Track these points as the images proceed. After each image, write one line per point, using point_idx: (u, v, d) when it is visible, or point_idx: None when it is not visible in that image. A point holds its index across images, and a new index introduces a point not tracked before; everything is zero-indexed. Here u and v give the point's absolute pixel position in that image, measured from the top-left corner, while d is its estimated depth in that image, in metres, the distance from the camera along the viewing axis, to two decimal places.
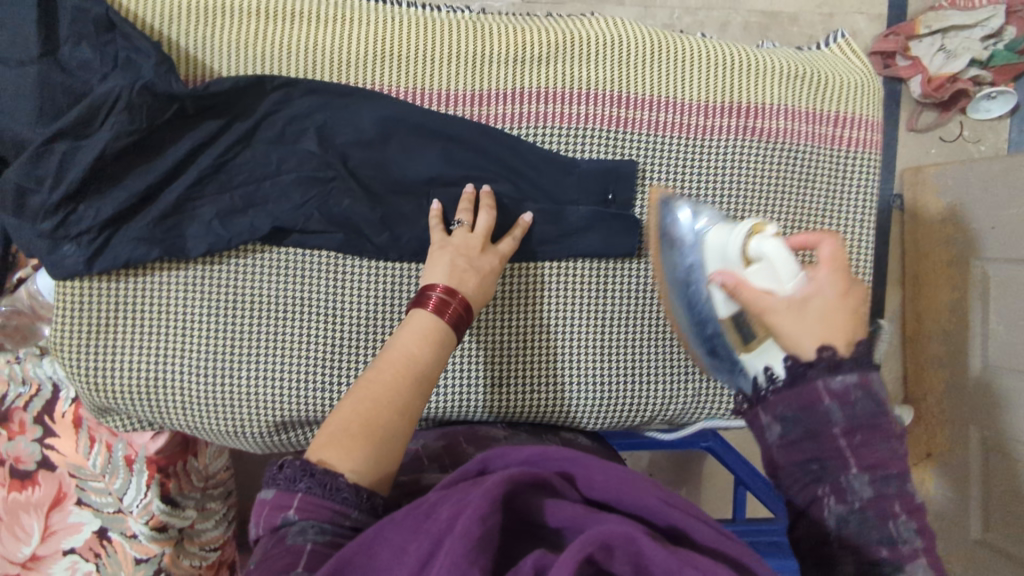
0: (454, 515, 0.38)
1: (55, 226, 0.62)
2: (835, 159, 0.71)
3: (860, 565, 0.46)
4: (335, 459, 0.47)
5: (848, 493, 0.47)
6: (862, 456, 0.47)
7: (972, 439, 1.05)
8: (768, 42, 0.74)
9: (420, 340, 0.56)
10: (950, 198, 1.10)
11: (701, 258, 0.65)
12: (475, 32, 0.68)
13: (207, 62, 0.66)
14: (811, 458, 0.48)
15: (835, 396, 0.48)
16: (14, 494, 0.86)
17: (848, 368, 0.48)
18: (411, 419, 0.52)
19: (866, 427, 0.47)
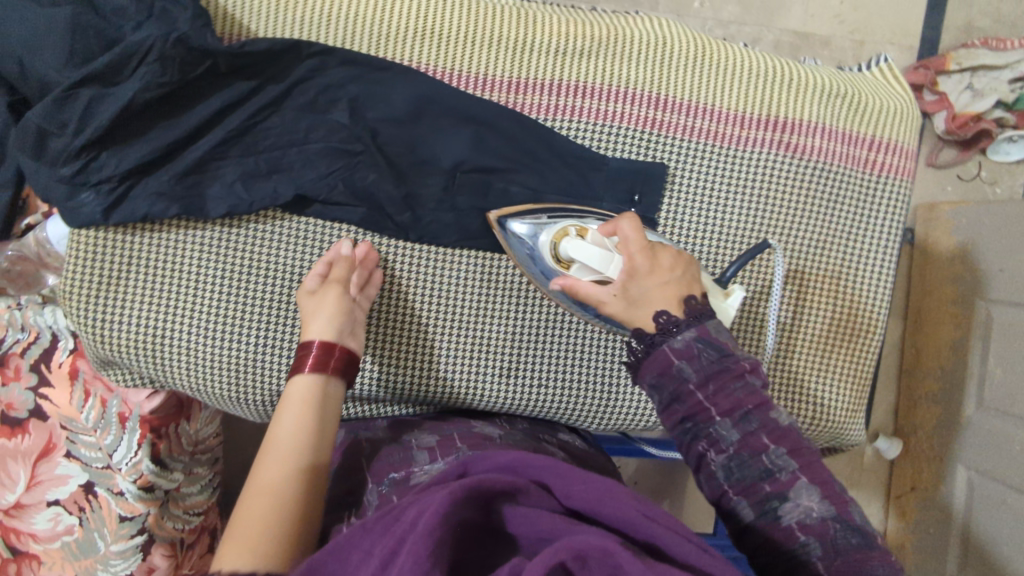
0: (418, 515, 0.38)
1: (75, 172, 0.61)
2: (865, 182, 0.70)
3: (734, 481, 0.48)
4: (229, 562, 0.47)
5: (704, 414, 0.49)
6: (714, 395, 0.49)
7: (957, 479, 1.05)
8: (810, 59, 0.74)
9: (292, 413, 0.58)
10: (963, 236, 1.09)
11: (550, 269, 0.63)
12: (518, 17, 0.67)
13: (245, 21, 0.65)
14: (683, 416, 0.50)
15: (681, 355, 0.50)
16: (3, 441, 0.85)
17: (686, 326, 0.52)
18: (306, 496, 0.53)
19: (716, 374, 0.49)
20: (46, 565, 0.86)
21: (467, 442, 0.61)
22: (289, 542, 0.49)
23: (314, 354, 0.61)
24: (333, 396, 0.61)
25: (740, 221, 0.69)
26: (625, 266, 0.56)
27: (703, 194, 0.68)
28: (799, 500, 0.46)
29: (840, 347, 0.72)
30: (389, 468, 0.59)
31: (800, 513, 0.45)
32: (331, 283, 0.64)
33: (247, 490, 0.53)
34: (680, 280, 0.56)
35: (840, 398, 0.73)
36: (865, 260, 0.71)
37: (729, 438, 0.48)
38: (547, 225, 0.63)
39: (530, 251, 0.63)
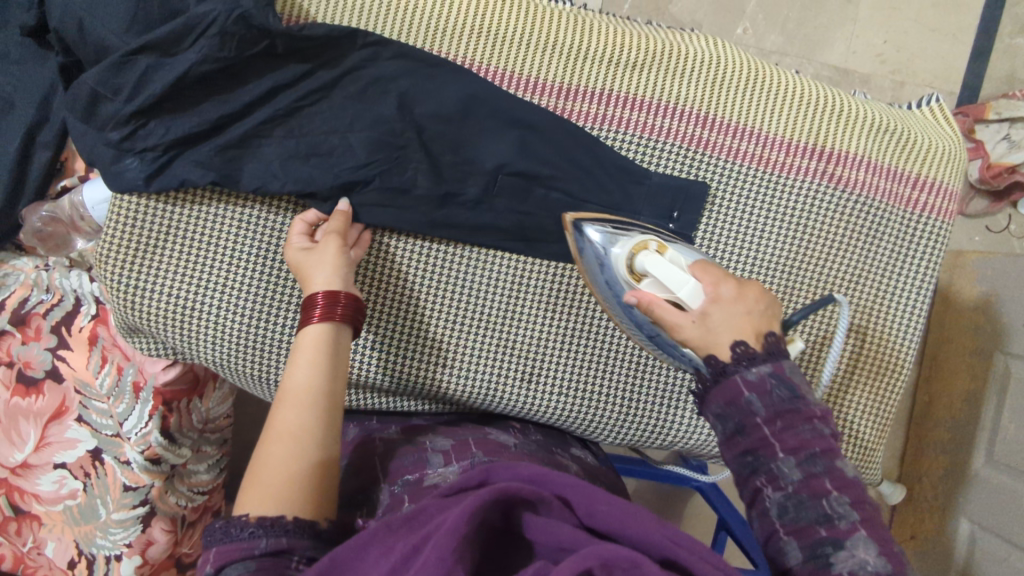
0: (445, 518, 0.38)
1: (123, 137, 0.61)
2: (907, 220, 0.70)
3: (787, 521, 0.46)
4: (252, 507, 0.48)
5: (768, 449, 0.48)
6: (781, 431, 0.47)
7: (960, 533, 1.03)
8: (861, 92, 0.74)
9: (306, 359, 0.56)
10: (986, 286, 1.07)
11: (621, 281, 0.62)
12: (575, 25, 0.67)
13: (304, 3, 0.65)
14: (746, 448, 0.49)
15: (753, 388, 0.49)
16: (16, 399, 0.85)
17: (761, 361, 0.50)
18: (326, 439, 0.53)
19: (784, 412, 0.48)
20: (46, 527, 0.88)
21: (483, 449, 0.61)
22: (315, 485, 0.50)
23: (319, 305, 0.59)
24: (344, 341, 0.59)
25: (776, 248, 0.68)
26: (709, 294, 0.54)
27: (742, 218, 0.68)
28: (855, 551, 0.43)
29: (864, 385, 0.71)
30: (405, 471, 0.58)
31: (854, 563, 0.43)
32: (330, 237, 0.63)
33: (267, 433, 0.52)
34: (761, 316, 0.54)
35: (860, 436, 0.72)
36: (898, 299, 0.71)
37: (791, 477, 0.47)
38: (625, 239, 0.63)
39: (606, 260, 0.63)
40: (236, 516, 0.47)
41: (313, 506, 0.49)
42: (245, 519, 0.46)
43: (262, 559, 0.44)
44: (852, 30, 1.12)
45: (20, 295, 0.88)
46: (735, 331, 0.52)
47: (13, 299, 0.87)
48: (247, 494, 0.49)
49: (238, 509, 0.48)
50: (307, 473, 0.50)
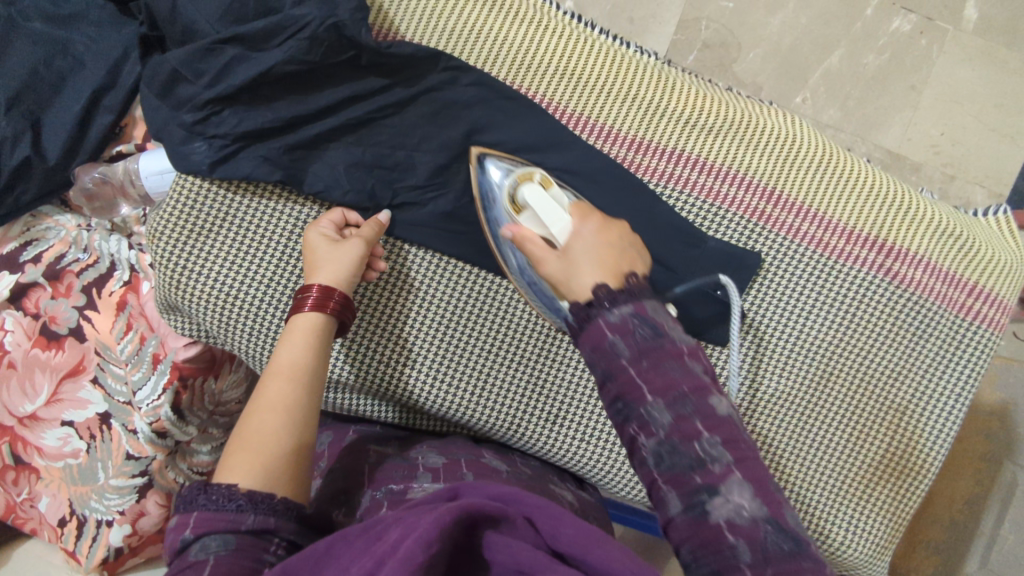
0: (402, 538, 0.35)
1: (197, 120, 0.61)
2: (956, 327, 0.69)
3: (663, 469, 0.44)
4: (237, 476, 0.46)
5: (636, 393, 0.45)
6: (646, 370, 0.45)
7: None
8: (929, 191, 0.74)
9: (296, 342, 0.56)
10: (1007, 393, 1.05)
11: (505, 214, 0.62)
12: (655, 80, 0.68)
13: (396, 19, 0.66)
14: (616, 395, 0.46)
15: (615, 330, 0.47)
16: (37, 350, 0.85)
17: (622, 301, 0.48)
18: (310, 417, 0.53)
19: (649, 351, 0.46)
20: (43, 481, 0.87)
21: (473, 471, 0.58)
22: (299, 460, 0.50)
23: (313, 295, 0.58)
24: (329, 339, 0.58)
25: (821, 329, 0.68)
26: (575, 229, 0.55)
27: (793, 294, 0.67)
28: (730, 496, 0.42)
29: (886, 483, 0.70)
30: (390, 480, 0.55)
31: (729, 509, 0.42)
32: (355, 238, 0.61)
33: (252, 403, 0.51)
34: (626, 251, 0.53)
35: (875, 535, 0.70)
36: (934, 404, 0.70)
37: (660, 421, 0.44)
38: (517, 172, 0.63)
39: (499, 192, 0.63)
40: (222, 484, 0.45)
41: (297, 482, 0.49)
42: (232, 489, 0.45)
43: (245, 537, 0.43)
44: (912, 117, 1.10)
45: (57, 250, 0.88)
46: (596, 268, 0.51)
47: (49, 254, 0.88)
48: (230, 463, 0.48)
49: (222, 478, 0.46)
50: (294, 448, 0.50)
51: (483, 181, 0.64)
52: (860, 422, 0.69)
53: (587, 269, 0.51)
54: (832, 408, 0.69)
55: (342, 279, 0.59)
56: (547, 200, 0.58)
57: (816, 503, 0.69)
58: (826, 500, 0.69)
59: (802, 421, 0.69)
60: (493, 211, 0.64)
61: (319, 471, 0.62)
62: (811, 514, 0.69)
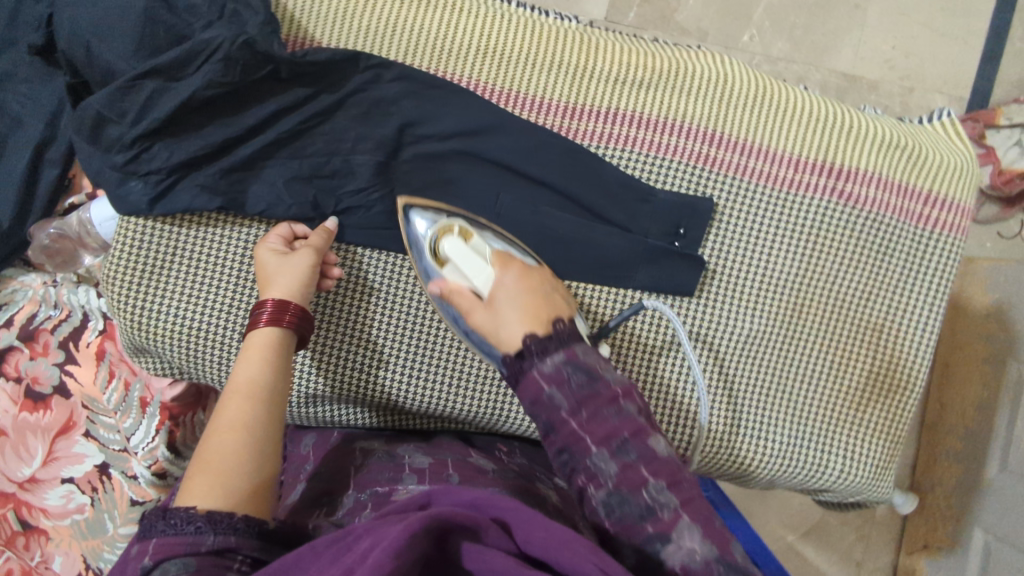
0: (373, 546, 0.35)
1: (127, 160, 0.60)
2: (919, 236, 0.69)
3: (613, 517, 0.47)
4: (198, 498, 0.47)
5: (580, 444, 0.49)
6: (587, 420, 0.49)
7: (974, 543, 1.00)
8: (872, 108, 0.74)
9: (252, 359, 0.56)
10: (998, 294, 1.04)
11: (433, 267, 0.62)
12: (580, 44, 0.67)
13: (310, 27, 0.65)
14: (561, 446, 0.50)
15: (551, 381, 0.51)
16: (24, 415, 0.84)
17: (554, 350, 0.53)
18: (271, 435, 0.53)
19: (586, 399, 0.50)
20: (54, 542, 0.84)
21: (459, 472, 0.58)
22: (262, 480, 0.50)
23: (267, 309, 0.58)
24: (288, 353, 0.58)
25: (785, 264, 0.68)
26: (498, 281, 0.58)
27: (754, 232, 0.67)
28: (681, 541, 0.45)
29: (876, 402, 0.70)
30: (375, 483, 0.55)
31: (682, 554, 0.44)
32: (305, 248, 0.61)
33: (211, 426, 0.52)
34: (548, 296, 0.58)
35: (873, 455, 0.71)
36: (909, 317, 0.70)
37: (609, 471, 0.48)
38: (439, 221, 0.62)
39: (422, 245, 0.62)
40: (179, 509, 0.45)
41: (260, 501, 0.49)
42: (190, 512, 0.45)
43: (206, 557, 0.42)
44: (861, 36, 1.09)
45: (28, 311, 0.88)
46: (522, 320, 0.55)
47: (20, 316, 0.87)
48: (191, 487, 0.48)
49: (183, 501, 0.46)
50: (254, 467, 0.50)
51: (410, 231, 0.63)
52: (839, 347, 0.69)
53: (514, 321, 0.55)
54: (811, 339, 0.69)
55: (296, 290, 0.60)
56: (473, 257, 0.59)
57: (813, 436, 0.69)
58: (822, 431, 0.69)
59: (784, 358, 0.68)
60: (420, 261, 0.63)
61: (305, 473, 0.62)
62: (811, 448, 0.69)
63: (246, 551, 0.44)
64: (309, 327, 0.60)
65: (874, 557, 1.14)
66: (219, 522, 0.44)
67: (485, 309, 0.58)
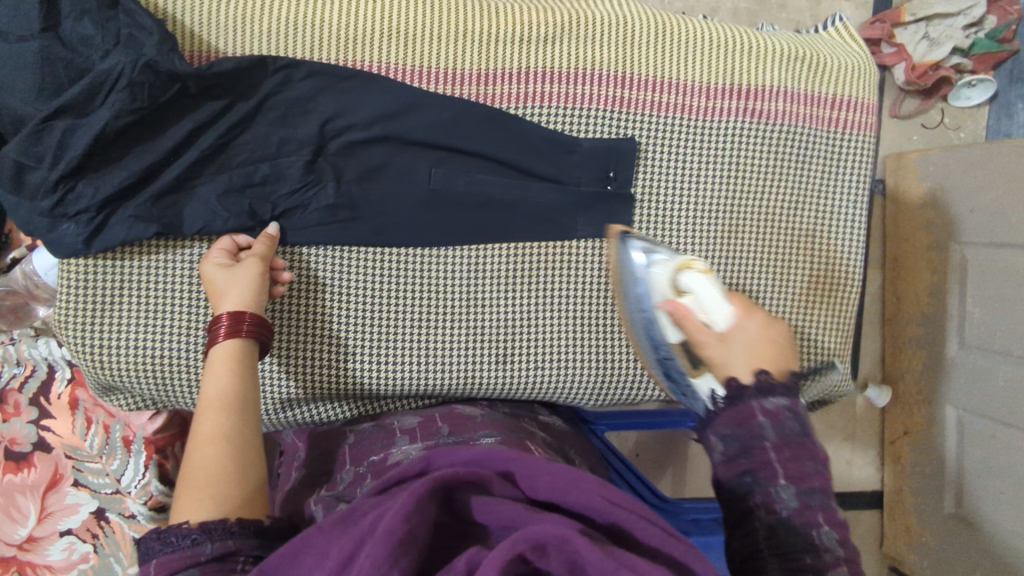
0: (381, 518, 0.37)
1: (54, 204, 0.60)
2: (831, 141, 0.73)
3: (773, 541, 0.45)
4: (189, 514, 0.48)
5: (769, 471, 0.47)
6: (786, 459, 0.47)
7: (948, 419, 1.05)
8: (767, 26, 0.76)
9: (219, 371, 0.57)
10: (930, 183, 1.08)
11: (654, 295, 0.64)
12: (480, 10, 0.69)
13: (210, 40, 0.65)
14: (744, 468, 0.48)
15: (767, 415, 0.50)
16: (10, 477, 0.83)
17: (779, 393, 0.52)
18: (248, 442, 0.54)
19: (792, 443, 0.48)
20: None
21: (448, 424, 0.63)
22: (248, 483, 0.51)
23: (223, 324, 0.58)
24: (254, 362, 0.59)
25: (715, 187, 0.71)
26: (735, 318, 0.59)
27: (677, 160, 0.70)
28: None
29: (823, 303, 0.74)
30: (370, 452, 0.61)
31: None
32: (250, 257, 0.62)
33: (191, 440, 0.53)
34: (781, 349, 0.56)
35: (826, 352, 0.75)
36: (835, 218, 0.74)
37: (788, 503, 0.46)
38: (665, 256, 0.66)
39: (642, 275, 0.66)
40: (174, 526, 0.47)
41: (251, 503, 0.51)
42: (184, 528, 0.47)
43: (209, 565, 0.45)
44: None
45: None
46: (749, 360, 0.55)
47: None
48: (183, 503, 0.50)
49: (176, 519, 0.48)
50: (238, 474, 0.51)
51: (626, 258, 0.67)
52: (780, 257, 0.73)
53: (741, 359, 0.55)
54: (753, 253, 0.72)
55: (248, 299, 0.60)
56: (711, 287, 0.61)
57: None
58: None
59: (732, 275, 0.71)
60: (633, 288, 0.66)
61: (297, 461, 0.67)
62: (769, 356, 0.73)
63: (247, 551, 0.47)
64: (267, 332, 0.61)
65: (860, 453, 1.20)
66: (214, 530, 0.46)
67: (714, 339, 0.58)
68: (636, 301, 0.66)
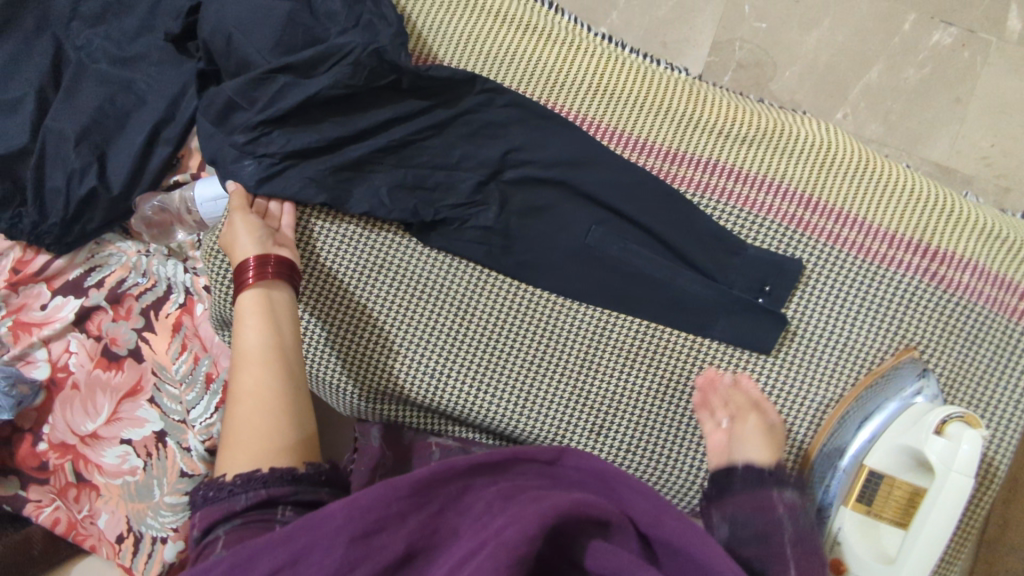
0: (508, 524, 0.41)
1: (248, 140, 0.64)
2: (1015, 332, 0.66)
3: None
4: (232, 465, 0.51)
5: (780, 562, 0.53)
6: (799, 556, 0.53)
7: None
8: (973, 196, 0.73)
9: (252, 321, 0.59)
10: None
11: (887, 424, 0.63)
12: (688, 93, 0.70)
13: (436, 48, 0.70)
14: (755, 553, 0.54)
15: (787, 507, 0.57)
16: (98, 371, 0.87)
17: (788, 487, 0.59)
18: (288, 383, 0.56)
19: (802, 537, 0.55)
20: (103, 498, 0.87)
21: None
22: (283, 432, 0.53)
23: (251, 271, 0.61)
24: (276, 301, 0.61)
25: (871, 337, 0.66)
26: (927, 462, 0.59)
27: (836, 298, 0.67)
28: None
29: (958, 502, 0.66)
30: None
31: None
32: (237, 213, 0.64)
33: (233, 394, 0.55)
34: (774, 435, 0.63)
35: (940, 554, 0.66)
36: (993, 413, 0.66)
37: None
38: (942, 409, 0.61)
39: (901, 400, 0.64)
40: (217, 480, 0.50)
41: (290, 452, 0.52)
42: (224, 480, 0.50)
43: (247, 514, 0.48)
44: (959, 129, 0.96)
45: (119, 275, 0.91)
46: (763, 444, 0.61)
47: (110, 279, 0.91)
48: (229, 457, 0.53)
49: (222, 473, 0.51)
50: (277, 413, 0.54)
51: (896, 375, 0.65)
52: None
53: (755, 442, 0.61)
54: None
55: (257, 244, 0.62)
56: (972, 459, 0.56)
57: None
58: None
59: None
60: (875, 400, 0.65)
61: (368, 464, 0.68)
62: None
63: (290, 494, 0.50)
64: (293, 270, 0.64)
65: None
66: (246, 482, 0.49)
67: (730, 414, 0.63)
68: (864, 412, 0.65)
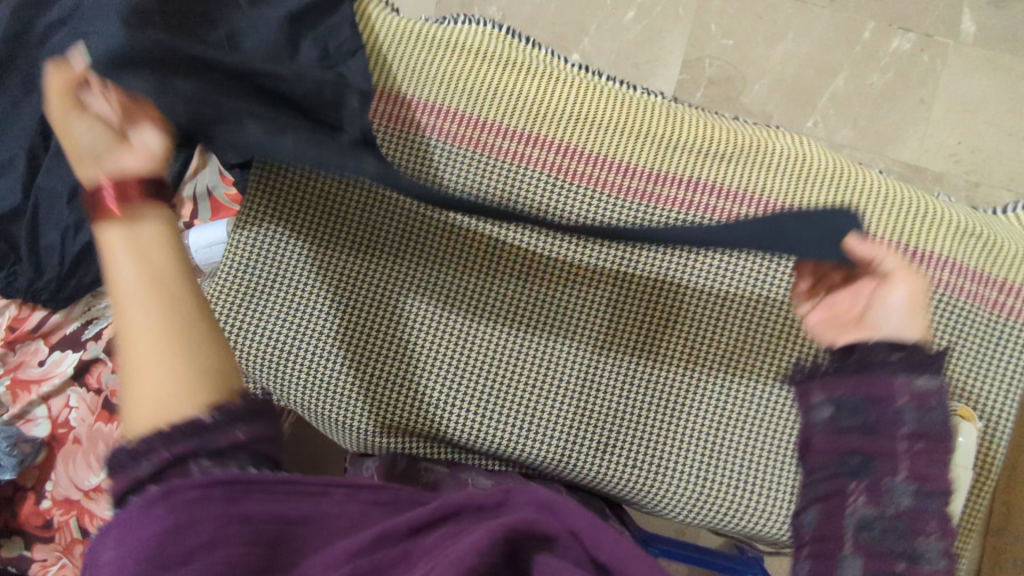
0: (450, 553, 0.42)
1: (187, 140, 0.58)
2: (997, 325, 0.68)
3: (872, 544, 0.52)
4: (141, 418, 0.47)
5: (887, 462, 0.53)
6: (921, 454, 0.54)
7: None
8: (944, 196, 0.76)
9: (122, 253, 0.50)
10: None
11: None
12: (665, 116, 0.72)
13: (411, 88, 0.72)
14: (857, 446, 0.54)
15: (914, 398, 0.54)
16: (99, 424, 0.88)
17: (932, 373, 0.55)
18: (180, 318, 0.49)
19: (933, 443, 0.54)
20: None
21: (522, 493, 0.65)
22: (181, 374, 0.47)
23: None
24: (143, 236, 0.51)
25: None
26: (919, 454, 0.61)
27: None
28: None
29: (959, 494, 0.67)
30: None
31: None
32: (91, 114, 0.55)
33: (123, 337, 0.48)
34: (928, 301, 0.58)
35: None
36: (981, 405, 0.68)
37: (900, 503, 0.52)
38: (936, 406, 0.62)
39: None
40: (122, 443, 0.46)
41: (188, 397, 0.47)
42: (129, 441, 0.46)
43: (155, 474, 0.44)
44: (926, 127, 1.10)
45: None
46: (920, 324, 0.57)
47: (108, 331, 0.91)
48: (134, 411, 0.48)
49: (131, 429, 0.47)
50: (167, 364, 0.47)
51: None
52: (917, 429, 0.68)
53: (902, 313, 0.56)
54: None
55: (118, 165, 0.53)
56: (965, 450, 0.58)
57: None
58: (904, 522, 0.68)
59: None
60: None
61: None
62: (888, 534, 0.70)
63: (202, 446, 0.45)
64: (151, 184, 0.53)
65: None
66: (144, 464, 0.45)
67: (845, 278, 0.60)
68: None
